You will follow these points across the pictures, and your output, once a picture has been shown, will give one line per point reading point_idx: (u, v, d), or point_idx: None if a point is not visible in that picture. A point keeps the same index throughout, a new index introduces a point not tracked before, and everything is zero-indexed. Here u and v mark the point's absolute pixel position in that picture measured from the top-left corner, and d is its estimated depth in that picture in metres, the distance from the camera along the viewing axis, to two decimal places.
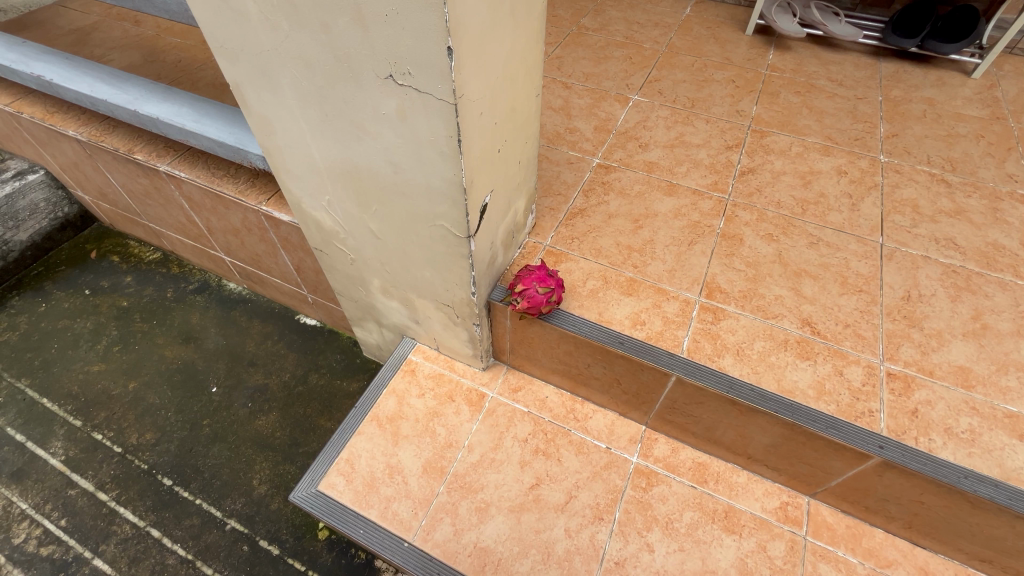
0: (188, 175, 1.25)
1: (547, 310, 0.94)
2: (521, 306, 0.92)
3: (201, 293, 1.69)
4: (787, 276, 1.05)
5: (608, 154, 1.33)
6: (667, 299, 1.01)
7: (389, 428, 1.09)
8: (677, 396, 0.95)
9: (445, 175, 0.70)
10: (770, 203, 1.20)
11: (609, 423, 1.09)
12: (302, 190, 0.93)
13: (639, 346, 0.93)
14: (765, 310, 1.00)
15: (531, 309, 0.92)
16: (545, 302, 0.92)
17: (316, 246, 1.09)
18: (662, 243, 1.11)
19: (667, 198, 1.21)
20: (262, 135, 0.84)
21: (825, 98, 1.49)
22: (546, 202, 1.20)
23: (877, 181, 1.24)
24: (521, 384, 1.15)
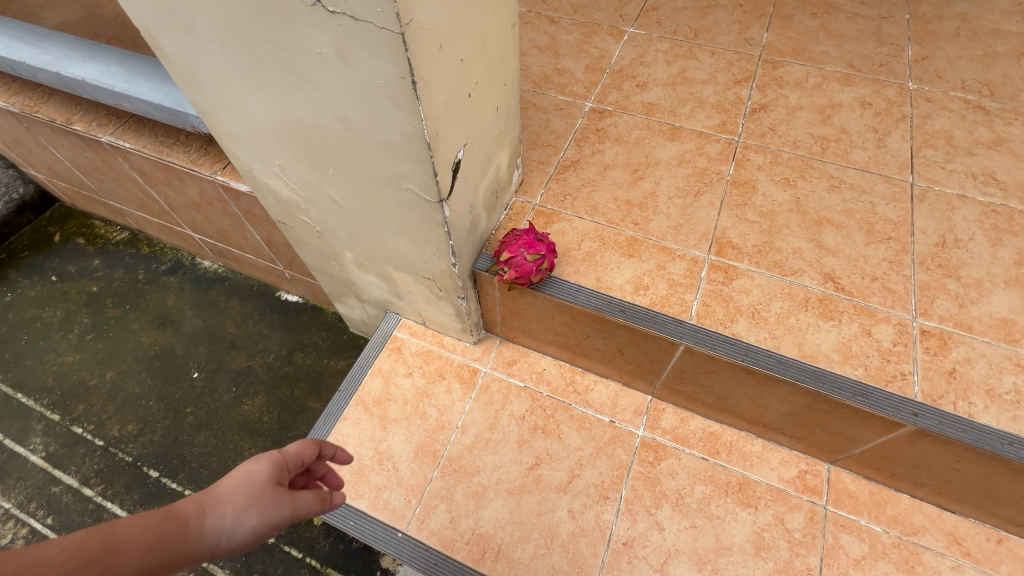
0: (134, 145, 1.12)
1: (536, 278, 0.83)
2: (503, 277, 0.83)
3: (174, 273, 1.59)
4: (807, 226, 0.93)
5: (602, 97, 1.18)
6: (672, 259, 0.90)
7: (376, 412, 1.02)
8: (686, 365, 0.86)
9: (405, 127, 0.58)
10: (785, 143, 1.07)
11: (612, 395, 1.01)
12: (249, 156, 0.80)
13: (642, 314, 0.84)
14: (783, 266, 0.88)
15: (515, 279, 0.82)
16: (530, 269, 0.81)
17: (278, 219, 0.97)
18: (666, 195, 0.99)
19: (670, 143, 1.08)
20: (190, 91, 0.71)
21: (845, 18, 1.32)
22: (534, 155, 1.07)
23: (905, 112, 1.11)
24: (516, 357, 1.06)
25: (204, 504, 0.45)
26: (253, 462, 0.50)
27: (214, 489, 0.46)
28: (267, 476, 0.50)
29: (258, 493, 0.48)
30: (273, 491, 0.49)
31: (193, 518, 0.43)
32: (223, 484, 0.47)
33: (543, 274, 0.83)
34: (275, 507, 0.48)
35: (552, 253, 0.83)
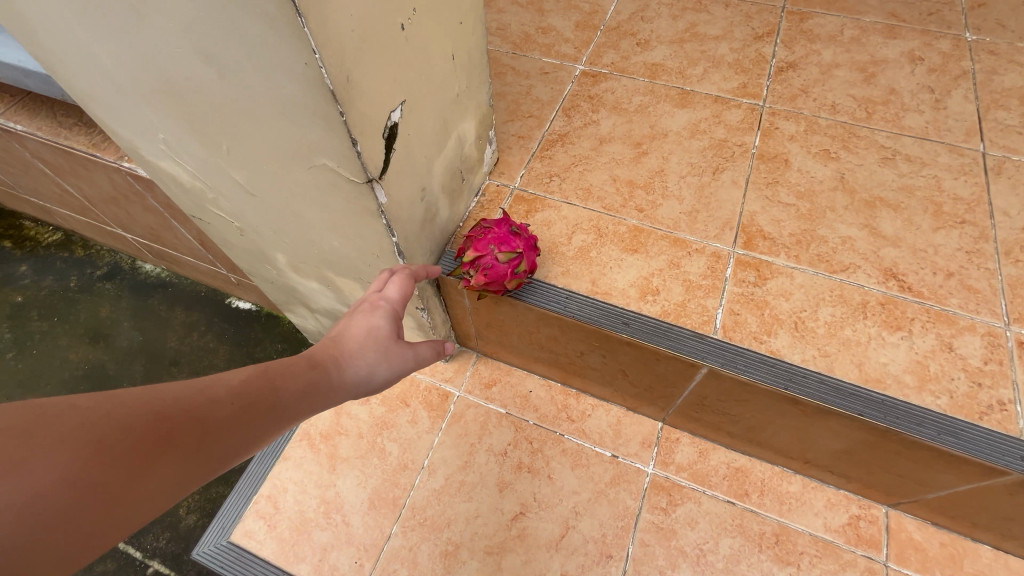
0: (26, 128, 0.92)
1: (513, 281, 0.63)
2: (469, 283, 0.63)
3: (111, 279, 1.39)
4: (856, 209, 0.74)
5: (595, 57, 0.98)
6: (688, 254, 0.71)
7: (323, 450, 0.82)
8: (708, 391, 0.67)
9: (296, 66, 0.38)
10: (822, 108, 0.87)
11: (613, 422, 0.82)
12: (127, 129, 0.60)
13: (651, 327, 0.65)
14: (831, 260, 0.69)
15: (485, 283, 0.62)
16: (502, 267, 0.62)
17: (191, 213, 0.77)
18: (677, 174, 0.79)
19: (679, 111, 0.88)
20: (20, 35, 0.51)
21: None
22: (512, 128, 0.87)
23: (966, 68, 0.91)
24: (496, 377, 0.87)
25: (342, 355, 0.47)
26: (373, 312, 0.51)
27: (345, 342, 0.48)
28: (386, 325, 0.51)
29: (383, 341, 0.50)
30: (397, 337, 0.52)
31: (336, 364, 0.46)
32: (352, 333, 0.49)
33: (522, 273, 0.63)
34: (404, 354, 0.51)
35: (530, 245, 0.64)
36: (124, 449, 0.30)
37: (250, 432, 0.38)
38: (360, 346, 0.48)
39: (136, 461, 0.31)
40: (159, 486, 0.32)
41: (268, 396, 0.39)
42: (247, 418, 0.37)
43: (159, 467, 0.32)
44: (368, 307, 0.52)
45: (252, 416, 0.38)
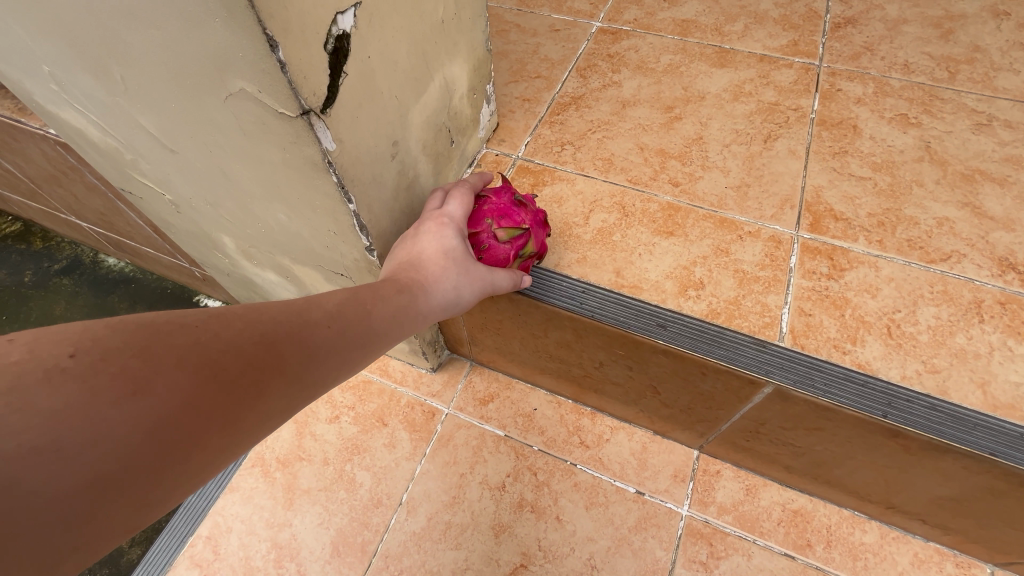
0: None
1: (518, 263, 0.49)
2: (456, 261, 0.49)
3: (68, 274, 1.25)
4: (951, 184, 0.58)
5: (615, 13, 0.83)
6: (740, 238, 0.55)
7: (280, 480, 0.67)
8: (768, 416, 0.51)
9: None
10: (893, 67, 0.72)
11: (638, 450, 0.66)
12: (8, 64, 0.46)
13: (697, 332, 0.49)
14: (927, 247, 0.53)
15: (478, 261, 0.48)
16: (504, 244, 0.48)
17: (120, 186, 0.63)
18: (719, 143, 0.64)
19: (718, 71, 0.73)
20: None
21: None
22: (516, 90, 0.72)
23: None
24: (493, 391, 0.71)
25: (423, 277, 0.43)
26: (444, 230, 0.45)
27: (422, 264, 0.43)
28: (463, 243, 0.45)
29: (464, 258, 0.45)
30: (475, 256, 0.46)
31: (418, 286, 0.42)
32: (426, 256, 0.44)
33: (529, 255, 0.49)
34: (483, 277, 0.45)
35: (542, 222, 0.50)
36: (237, 370, 0.30)
37: (352, 358, 0.37)
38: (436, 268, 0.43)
39: (247, 384, 0.30)
40: (270, 409, 0.32)
41: (366, 322, 0.38)
42: (346, 344, 0.37)
43: (271, 389, 0.31)
44: (434, 225, 0.45)
45: (352, 343, 0.37)
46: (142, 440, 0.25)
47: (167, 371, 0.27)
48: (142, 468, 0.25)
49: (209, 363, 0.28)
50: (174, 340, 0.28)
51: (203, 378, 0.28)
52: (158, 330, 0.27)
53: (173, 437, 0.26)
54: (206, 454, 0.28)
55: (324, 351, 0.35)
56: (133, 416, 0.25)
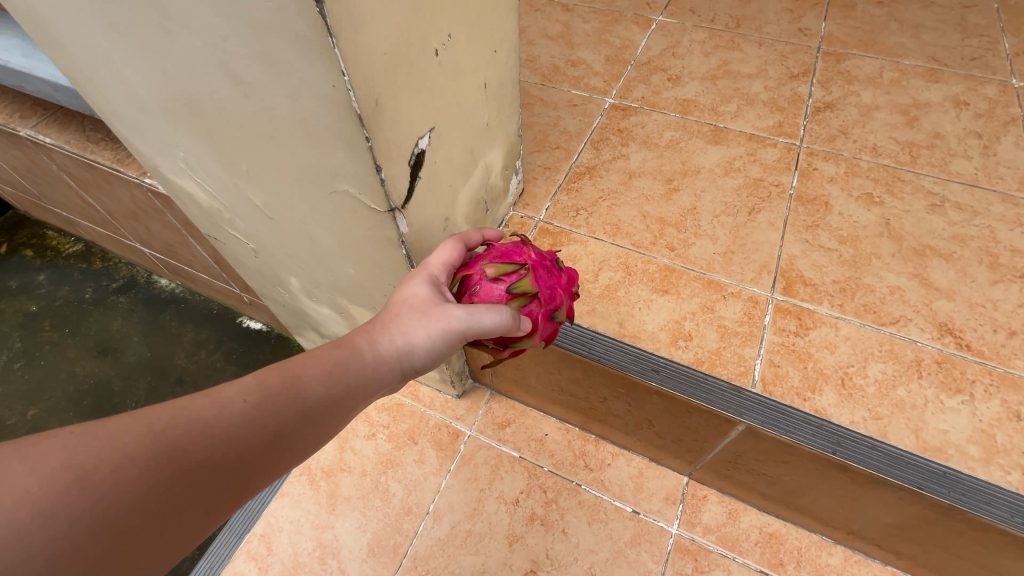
0: (55, 141, 0.93)
1: (513, 300, 0.46)
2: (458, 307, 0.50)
3: (124, 292, 1.39)
4: (905, 257, 0.69)
5: (625, 91, 0.96)
6: (723, 298, 0.66)
7: (324, 487, 0.78)
8: (744, 449, 0.61)
9: (324, 87, 0.36)
10: (863, 149, 0.83)
11: (635, 474, 0.76)
12: (148, 146, 0.59)
13: (684, 377, 0.60)
14: (879, 311, 0.64)
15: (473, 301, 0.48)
16: (498, 282, 0.47)
17: (207, 232, 0.76)
18: (710, 213, 0.76)
19: (712, 148, 0.85)
20: (50, 49, 0.51)
21: (919, 8, 1.11)
22: (539, 159, 0.85)
23: (1014, 115, 0.87)
24: (510, 417, 0.82)
25: (374, 332, 0.44)
26: (415, 279, 0.47)
27: (387, 317, 0.45)
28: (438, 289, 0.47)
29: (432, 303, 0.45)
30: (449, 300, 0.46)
31: (366, 342, 0.44)
32: (391, 306, 0.46)
33: (524, 289, 0.46)
34: (444, 317, 0.44)
35: (545, 263, 0.49)
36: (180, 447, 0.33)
37: (312, 420, 0.40)
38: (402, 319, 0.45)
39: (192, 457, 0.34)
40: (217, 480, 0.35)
41: (322, 384, 0.41)
42: (288, 410, 0.39)
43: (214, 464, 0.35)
44: (415, 274, 0.48)
45: (305, 404, 0.40)
46: (101, 510, 0.30)
47: (118, 450, 0.31)
48: (103, 538, 0.30)
49: (159, 437, 0.33)
50: (132, 421, 0.32)
51: (155, 454, 0.32)
52: (120, 415, 0.33)
53: (134, 508, 0.31)
54: (172, 517, 0.32)
55: (276, 415, 0.38)
56: (79, 493, 0.29)
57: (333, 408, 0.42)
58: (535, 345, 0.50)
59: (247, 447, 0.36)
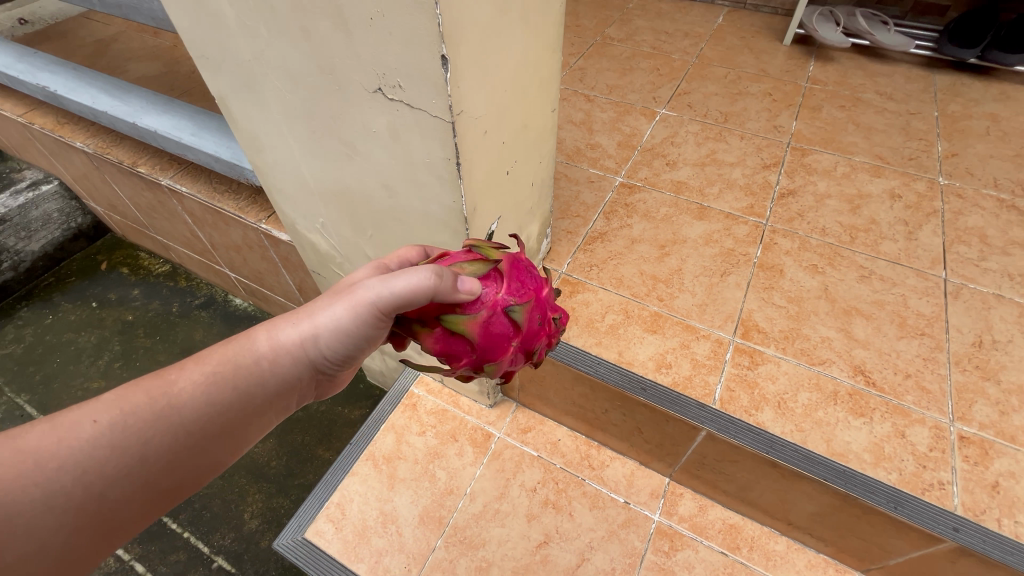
0: (189, 190, 1.20)
1: (474, 263, 0.44)
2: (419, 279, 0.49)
3: (206, 308, 1.65)
4: (836, 315, 0.92)
5: (632, 172, 1.22)
6: (697, 338, 0.90)
7: (385, 470, 1.00)
8: (707, 451, 0.83)
9: (447, 201, 0.62)
10: (814, 230, 1.08)
11: (628, 473, 0.97)
12: (295, 212, 0.86)
13: (664, 394, 0.83)
14: (811, 354, 0.87)
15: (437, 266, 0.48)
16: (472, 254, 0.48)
17: (313, 269, 1.01)
18: (692, 273, 1.00)
19: (697, 222, 1.10)
20: (250, 151, 0.78)
21: (873, 113, 1.37)
22: (563, 224, 1.10)
23: (936, 207, 1.11)
24: (531, 425, 1.04)
25: (276, 319, 0.51)
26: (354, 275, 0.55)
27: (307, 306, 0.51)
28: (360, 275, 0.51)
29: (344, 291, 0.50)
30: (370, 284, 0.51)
31: (264, 330, 0.50)
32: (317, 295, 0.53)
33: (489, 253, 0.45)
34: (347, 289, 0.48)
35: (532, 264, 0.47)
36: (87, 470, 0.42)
37: (218, 409, 0.47)
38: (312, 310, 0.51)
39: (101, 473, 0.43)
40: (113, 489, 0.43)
41: (194, 386, 0.47)
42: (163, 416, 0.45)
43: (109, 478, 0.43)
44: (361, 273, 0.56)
45: (210, 395, 0.47)
46: (43, 486, 0.39)
47: (35, 446, 0.40)
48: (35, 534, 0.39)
49: (70, 461, 0.41)
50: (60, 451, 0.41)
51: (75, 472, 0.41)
52: (38, 421, 0.41)
53: (71, 485, 0.40)
54: (109, 492, 0.42)
55: (180, 409, 0.46)
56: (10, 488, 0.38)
57: (247, 393, 0.49)
58: (471, 324, 0.42)
59: (164, 433, 0.45)
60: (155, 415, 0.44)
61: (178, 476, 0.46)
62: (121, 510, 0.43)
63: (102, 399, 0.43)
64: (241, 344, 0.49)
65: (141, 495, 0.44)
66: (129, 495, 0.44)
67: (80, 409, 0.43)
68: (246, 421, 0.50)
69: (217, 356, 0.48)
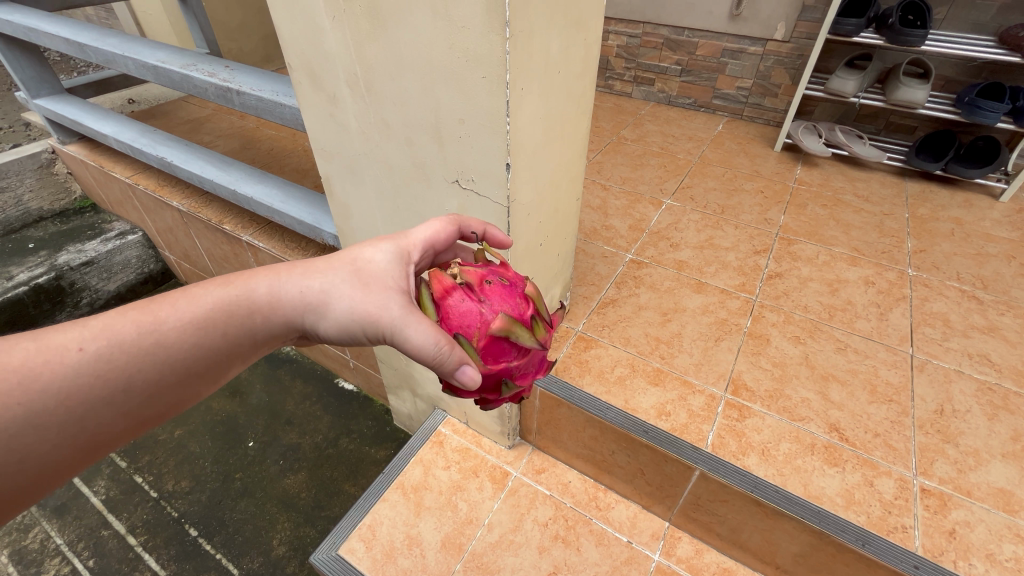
0: (266, 245, 1.42)
1: (526, 334, 0.51)
2: (457, 296, 0.53)
3: None
4: (815, 380, 1.07)
5: (640, 251, 1.43)
6: (693, 392, 1.04)
7: (412, 498, 1.12)
8: (701, 491, 0.95)
9: None
10: (797, 307, 1.25)
11: (631, 515, 1.08)
12: None
13: (663, 437, 0.96)
14: (792, 412, 1.00)
15: (480, 306, 0.52)
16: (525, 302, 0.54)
17: None
18: (690, 337, 1.16)
19: (696, 295, 1.28)
20: (340, 218, 1.00)
21: (852, 211, 1.59)
22: (580, 290, 1.29)
23: (905, 294, 1.28)
24: (545, 466, 1.16)
25: (298, 263, 0.59)
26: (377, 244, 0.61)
27: (324, 260, 0.59)
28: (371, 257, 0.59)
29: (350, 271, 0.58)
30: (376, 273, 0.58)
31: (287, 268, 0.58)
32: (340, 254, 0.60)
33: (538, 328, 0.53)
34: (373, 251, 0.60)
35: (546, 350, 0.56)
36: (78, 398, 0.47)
37: (209, 353, 0.54)
38: (314, 274, 0.57)
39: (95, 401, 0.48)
40: (102, 415, 0.49)
41: (188, 331, 0.52)
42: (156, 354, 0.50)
43: (99, 407, 0.48)
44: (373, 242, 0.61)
45: (197, 341, 0.52)
46: (27, 400, 0.44)
47: (28, 355, 0.45)
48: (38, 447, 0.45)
49: (68, 389, 0.46)
50: (47, 383, 0.45)
51: (68, 397, 0.46)
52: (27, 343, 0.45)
53: (61, 397, 0.46)
54: (91, 409, 0.48)
55: (170, 351, 0.51)
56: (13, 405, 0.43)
57: (236, 339, 0.55)
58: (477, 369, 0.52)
59: (157, 363, 0.50)
60: (146, 348, 0.50)
61: (153, 407, 0.52)
62: (101, 428, 0.49)
63: (89, 326, 0.48)
64: (237, 291, 0.55)
65: (117, 419, 0.50)
66: (106, 417, 0.49)
67: (68, 332, 0.47)
68: (225, 367, 0.56)
69: (211, 299, 0.54)
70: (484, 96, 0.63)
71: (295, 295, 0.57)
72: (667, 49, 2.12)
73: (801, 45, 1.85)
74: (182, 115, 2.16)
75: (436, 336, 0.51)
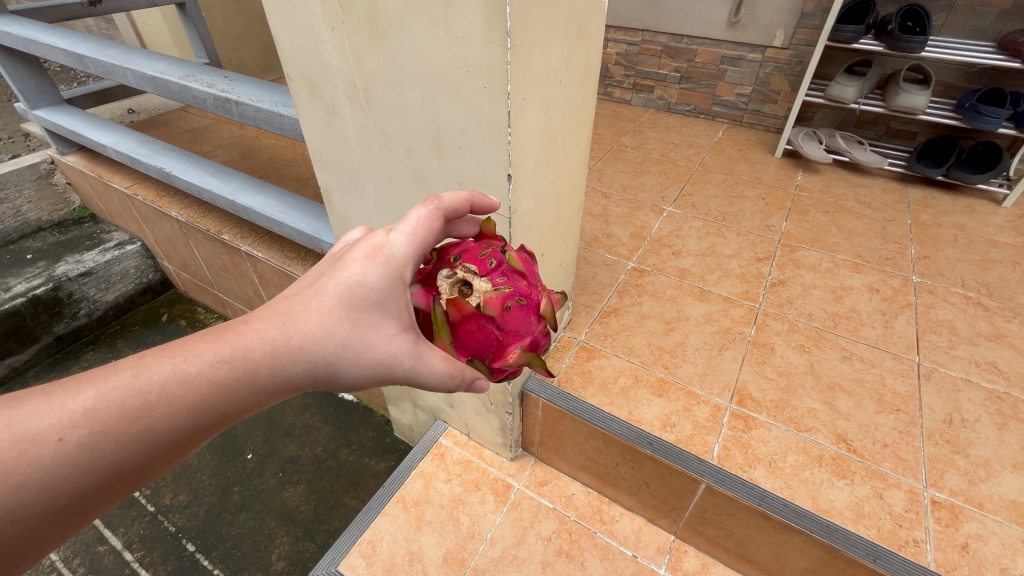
0: (264, 255, 1.41)
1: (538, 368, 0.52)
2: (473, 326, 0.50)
3: None
4: (821, 389, 1.05)
5: (642, 259, 1.42)
6: (698, 403, 1.03)
7: (413, 512, 1.10)
8: (707, 505, 0.93)
9: None
10: (801, 315, 1.24)
11: (636, 528, 1.06)
12: None
13: (668, 449, 0.94)
14: (798, 422, 0.99)
15: (500, 332, 0.50)
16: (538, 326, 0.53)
17: None
18: (694, 346, 1.15)
19: (699, 303, 1.27)
20: (339, 228, 0.99)
21: (854, 218, 1.58)
22: (582, 299, 1.28)
23: (910, 301, 1.27)
24: (547, 478, 1.15)
25: (292, 306, 0.50)
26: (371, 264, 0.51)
27: (320, 298, 0.50)
28: (360, 284, 0.50)
29: (346, 314, 0.50)
30: (374, 310, 0.50)
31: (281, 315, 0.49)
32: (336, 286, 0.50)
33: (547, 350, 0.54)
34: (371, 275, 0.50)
35: None
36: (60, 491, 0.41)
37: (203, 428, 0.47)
38: (315, 322, 0.49)
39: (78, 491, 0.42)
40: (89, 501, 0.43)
41: (175, 412, 0.44)
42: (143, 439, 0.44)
43: (85, 495, 0.43)
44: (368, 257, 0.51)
45: (188, 419, 0.45)
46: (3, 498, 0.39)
47: None
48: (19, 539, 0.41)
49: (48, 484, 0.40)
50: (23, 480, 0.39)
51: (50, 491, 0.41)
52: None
53: (39, 490, 0.40)
54: (80, 502, 0.43)
55: (158, 432, 0.44)
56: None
57: (235, 410, 0.48)
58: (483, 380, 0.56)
59: (146, 448, 0.44)
60: (130, 435, 0.43)
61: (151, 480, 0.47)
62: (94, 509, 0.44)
63: (67, 412, 0.41)
64: (231, 353, 0.47)
65: (112, 499, 0.45)
66: (100, 502, 0.44)
67: (44, 420, 0.40)
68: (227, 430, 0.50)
69: (200, 369, 0.46)
70: (485, 107, 0.62)
71: (293, 353, 0.49)
72: (666, 56, 2.12)
73: (801, 51, 1.85)
74: (182, 125, 2.16)
75: (451, 371, 0.51)
